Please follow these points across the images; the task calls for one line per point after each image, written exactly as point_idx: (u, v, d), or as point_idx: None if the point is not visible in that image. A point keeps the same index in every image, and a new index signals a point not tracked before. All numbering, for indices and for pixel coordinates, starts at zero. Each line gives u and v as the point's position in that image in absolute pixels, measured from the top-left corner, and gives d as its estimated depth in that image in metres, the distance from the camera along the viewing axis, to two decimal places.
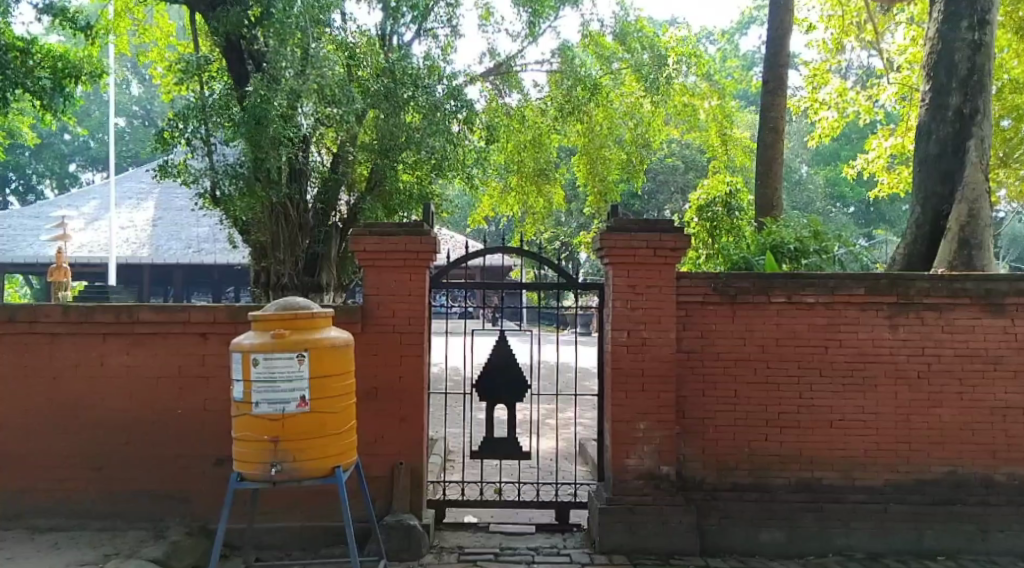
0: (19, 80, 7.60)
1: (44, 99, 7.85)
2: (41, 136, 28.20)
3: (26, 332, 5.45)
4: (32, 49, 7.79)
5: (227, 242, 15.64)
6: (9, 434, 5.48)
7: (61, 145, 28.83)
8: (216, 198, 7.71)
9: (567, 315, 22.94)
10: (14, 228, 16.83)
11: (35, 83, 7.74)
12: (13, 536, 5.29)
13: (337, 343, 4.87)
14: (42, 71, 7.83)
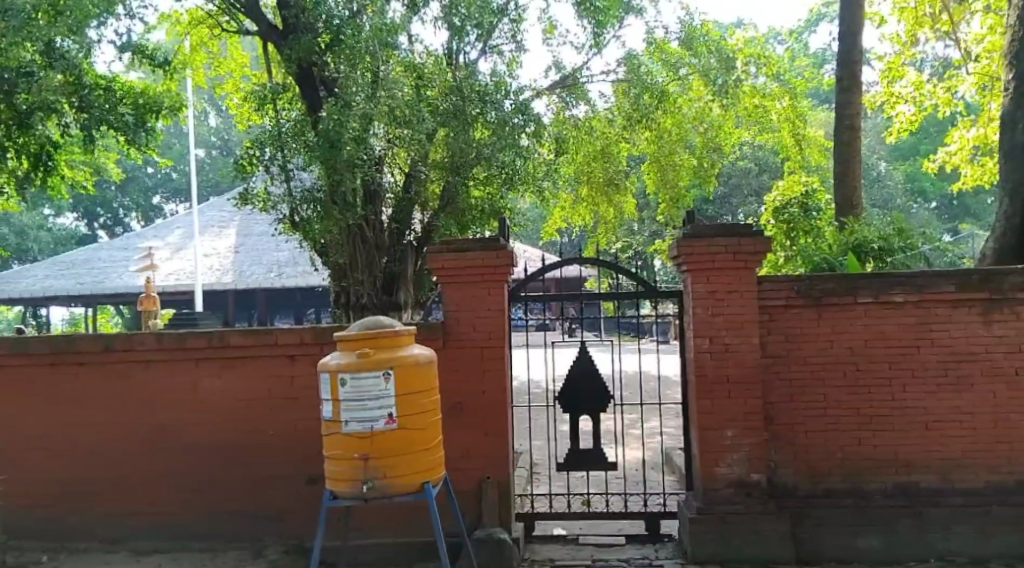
0: (105, 116, 7.88)
1: (128, 135, 8.14)
2: (127, 170, 29.48)
3: (121, 360, 5.61)
4: (116, 86, 8.15)
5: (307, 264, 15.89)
6: (109, 459, 5.64)
7: (144, 178, 30.09)
8: (295, 223, 7.87)
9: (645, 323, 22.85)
10: (105, 261, 17.51)
11: (121, 119, 8.05)
12: (118, 559, 5.43)
13: (421, 359, 4.93)
14: (126, 108, 8.17)
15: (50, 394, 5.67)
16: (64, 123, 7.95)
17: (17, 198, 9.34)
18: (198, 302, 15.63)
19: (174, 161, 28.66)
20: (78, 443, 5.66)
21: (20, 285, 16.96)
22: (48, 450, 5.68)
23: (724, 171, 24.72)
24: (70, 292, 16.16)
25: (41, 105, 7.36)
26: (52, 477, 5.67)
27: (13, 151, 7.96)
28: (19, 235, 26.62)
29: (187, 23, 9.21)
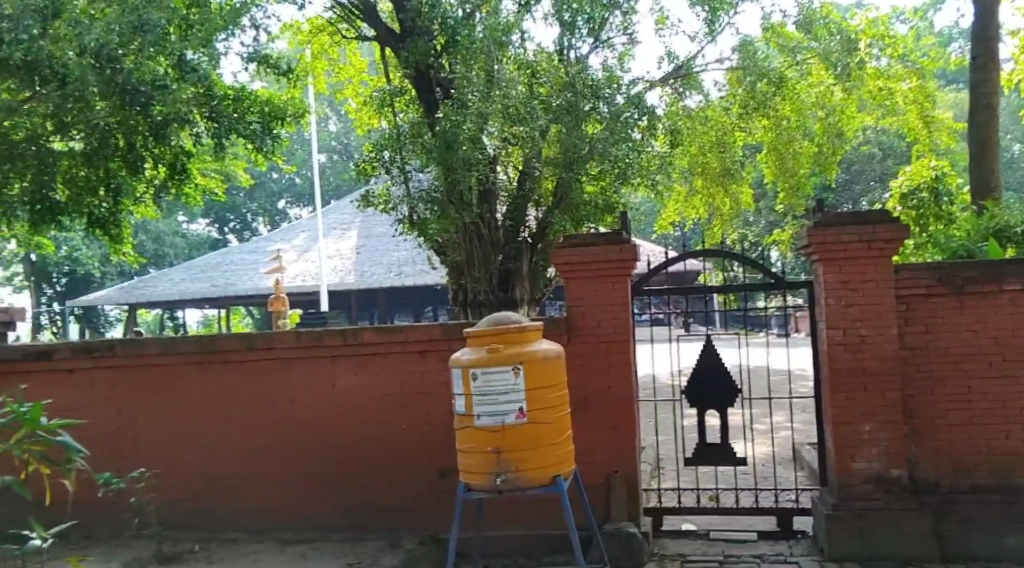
0: (234, 126, 8.29)
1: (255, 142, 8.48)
2: (256, 176, 30.56)
3: (262, 358, 5.49)
4: (242, 97, 8.49)
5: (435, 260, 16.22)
6: (246, 455, 5.51)
7: (271, 185, 31.22)
8: (413, 223, 8.13)
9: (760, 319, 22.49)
10: (235, 264, 18.28)
11: (248, 127, 8.44)
12: (264, 547, 5.28)
13: (549, 354, 4.82)
14: (253, 116, 8.55)
15: (192, 393, 5.55)
16: (195, 132, 8.28)
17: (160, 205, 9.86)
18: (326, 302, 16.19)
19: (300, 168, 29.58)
20: (219, 441, 5.53)
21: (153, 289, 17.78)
22: (192, 448, 5.55)
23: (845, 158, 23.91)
24: (205, 294, 16.89)
25: (174, 116, 7.44)
26: (199, 470, 5.55)
27: (151, 161, 8.45)
28: (157, 241, 26.97)
29: (308, 32, 9.64)
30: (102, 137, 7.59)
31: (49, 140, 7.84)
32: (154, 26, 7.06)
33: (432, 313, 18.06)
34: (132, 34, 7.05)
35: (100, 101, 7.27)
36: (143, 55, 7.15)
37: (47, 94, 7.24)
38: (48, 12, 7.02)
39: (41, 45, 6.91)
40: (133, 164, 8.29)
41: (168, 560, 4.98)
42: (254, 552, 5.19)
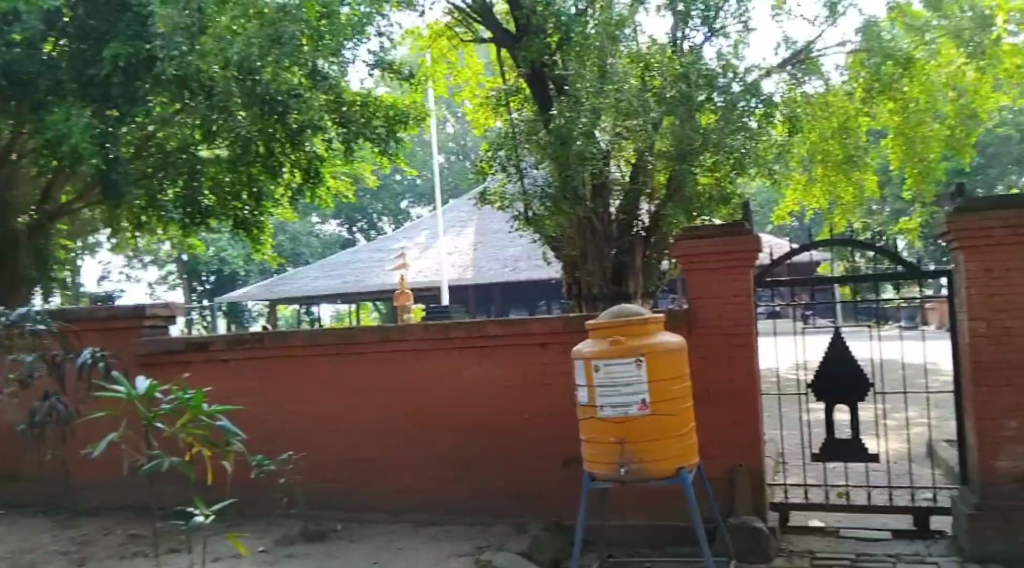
0: (364, 131, 9.42)
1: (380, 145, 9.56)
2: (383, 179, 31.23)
3: (393, 349, 5.70)
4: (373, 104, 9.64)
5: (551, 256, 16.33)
6: (381, 440, 5.75)
7: (396, 186, 31.86)
8: (528, 219, 8.36)
9: (886, 312, 21.66)
10: (366, 261, 18.94)
11: (377, 132, 9.57)
12: (400, 528, 5.50)
13: (671, 347, 4.61)
14: (382, 121, 9.69)
15: (330, 381, 5.81)
16: (327, 138, 9.16)
17: (297, 205, 10.84)
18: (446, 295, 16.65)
19: (418, 169, 30.43)
20: (356, 426, 5.78)
21: (293, 285, 18.75)
22: (332, 432, 5.81)
23: (979, 140, 22.69)
24: (338, 290, 17.65)
25: (308, 123, 8.45)
26: (339, 454, 5.80)
27: (289, 166, 9.12)
28: (295, 241, 28.37)
29: (428, 37, 10.15)
30: (245, 146, 8.37)
31: (198, 147, 8.60)
32: (290, 38, 7.79)
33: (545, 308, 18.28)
34: (269, 46, 7.68)
35: (242, 111, 7.95)
36: (279, 67, 7.85)
37: (196, 105, 8.07)
38: (196, 29, 7.58)
39: (190, 60, 7.49)
40: (272, 169, 8.91)
41: (313, 537, 5.24)
42: (390, 533, 5.40)
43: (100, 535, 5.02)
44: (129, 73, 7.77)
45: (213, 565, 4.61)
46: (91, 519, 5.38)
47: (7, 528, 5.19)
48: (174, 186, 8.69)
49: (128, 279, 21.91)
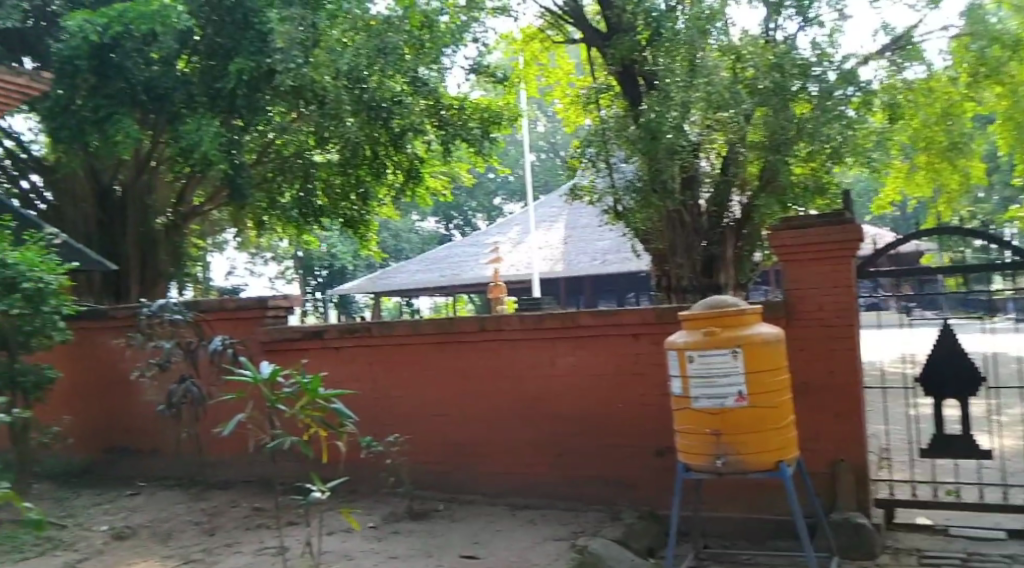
0: (459, 132, 10.52)
1: (476, 144, 10.73)
2: (478, 177, 31.61)
3: (491, 338, 5.95)
4: (468, 107, 10.70)
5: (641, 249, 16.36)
6: (481, 425, 6.02)
7: (490, 184, 32.12)
8: (618, 212, 8.47)
9: None
10: (459, 256, 19.39)
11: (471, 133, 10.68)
12: (498, 511, 5.72)
13: (769, 339, 4.50)
14: (476, 123, 10.76)
15: (434, 368, 6.13)
16: (427, 140, 10.38)
17: (399, 203, 12.38)
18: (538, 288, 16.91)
19: (510, 167, 30.93)
20: (458, 411, 6.07)
21: (398, 278, 19.24)
22: (436, 416, 6.13)
23: None
24: (435, 284, 18.17)
25: (408, 126, 9.76)
26: (444, 437, 6.11)
27: (392, 168, 10.58)
28: (396, 238, 29.24)
29: (521, 41, 10.49)
30: (353, 150, 9.90)
31: (311, 152, 10.08)
32: (392, 48, 9.24)
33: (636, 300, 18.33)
34: (375, 56, 9.15)
35: (352, 118, 9.35)
36: (383, 75, 9.32)
37: (309, 113, 9.49)
38: (309, 43, 8.84)
39: (305, 72, 8.79)
40: None
41: (418, 516, 5.54)
42: (489, 515, 5.63)
43: (228, 508, 5.50)
44: (252, 87, 8.98)
45: (327, 537, 4.96)
46: (219, 492, 5.87)
47: (149, 498, 5.76)
48: (289, 188, 10.35)
49: (252, 274, 23.11)
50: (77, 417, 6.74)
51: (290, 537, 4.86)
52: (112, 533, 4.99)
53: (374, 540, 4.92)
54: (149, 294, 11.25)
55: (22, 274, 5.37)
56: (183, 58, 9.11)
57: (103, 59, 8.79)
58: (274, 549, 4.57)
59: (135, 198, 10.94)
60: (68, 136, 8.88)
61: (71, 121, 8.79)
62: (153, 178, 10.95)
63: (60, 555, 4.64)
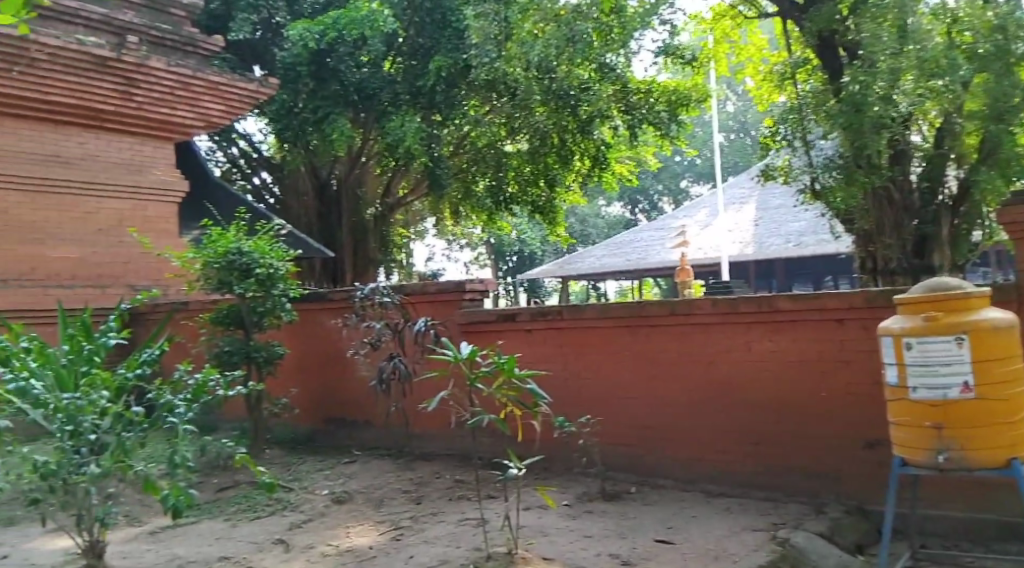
0: (646, 116, 11.22)
1: (663, 127, 11.34)
2: (662, 160, 31.27)
3: (684, 322, 5.81)
4: (655, 90, 11.23)
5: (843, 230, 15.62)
6: (673, 410, 5.89)
7: (675, 166, 31.39)
8: (817, 191, 8.05)
9: None
10: (645, 240, 19.15)
11: (657, 116, 11.23)
12: (692, 497, 5.59)
13: (1000, 325, 4.08)
14: (662, 105, 11.29)
15: (625, 352, 6.10)
16: (614, 125, 11.40)
17: (586, 189, 12.99)
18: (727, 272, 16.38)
19: (697, 149, 30.11)
20: (650, 395, 5.99)
21: (585, 262, 19.34)
22: (628, 399, 6.09)
23: None
24: (620, 267, 18.12)
25: (596, 112, 10.79)
26: (635, 421, 6.05)
27: (580, 154, 11.58)
28: (582, 223, 29.42)
29: (711, 19, 10.26)
30: (542, 138, 11.26)
31: (503, 143, 11.77)
32: (581, 36, 9.73)
33: (834, 283, 17.35)
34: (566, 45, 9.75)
35: (540, 109, 10.81)
36: (572, 64, 10.16)
37: (501, 106, 11.00)
38: (501, 37, 9.90)
39: (497, 65, 9.99)
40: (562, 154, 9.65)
41: (611, 497, 5.58)
42: (683, 500, 5.51)
43: (433, 479, 5.84)
44: (450, 83, 10.51)
45: (524, 512, 5.13)
46: (425, 463, 6.25)
47: (363, 467, 6.25)
48: (482, 177, 12.15)
49: (448, 260, 24.19)
50: (300, 389, 7.44)
51: (489, 510, 5.07)
52: (333, 497, 5.46)
53: (569, 518, 5.02)
54: (361, 278, 12.90)
55: (254, 261, 6.10)
56: (389, 59, 10.58)
57: (320, 63, 10.05)
58: (475, 520, 4.79)
59: (350, 191, 12.55)
60: (292, 136, 10.37)
61: (294, 122, 10.22)
62: (363, 172, 12.53)
63: (290, 515, 5.16)
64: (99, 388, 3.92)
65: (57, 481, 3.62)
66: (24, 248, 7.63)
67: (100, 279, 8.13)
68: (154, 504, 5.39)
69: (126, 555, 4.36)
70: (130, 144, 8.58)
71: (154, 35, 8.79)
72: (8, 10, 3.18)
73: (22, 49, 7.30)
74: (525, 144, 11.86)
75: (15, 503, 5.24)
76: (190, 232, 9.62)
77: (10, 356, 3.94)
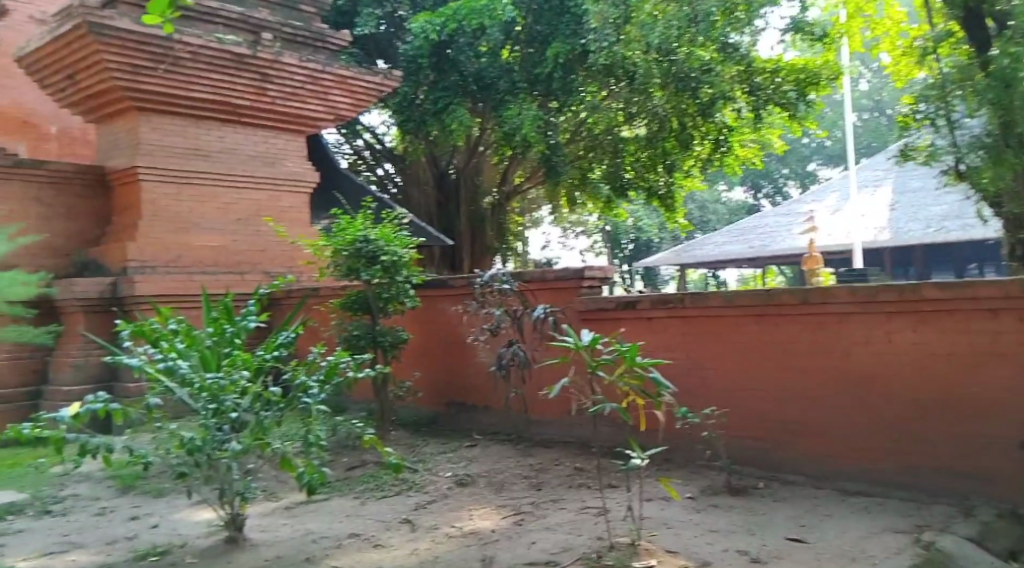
0: (771, 97, 10.86)
1: (790, 107, 10.90)
2: (789, 143, 29.93)
3: (818, 311, 5.54)
4: (779, 68, 10.89)
5: (992, 214, 14.59)
6: (804, 403, 5.60)
7: (803, 149, 29.89)
8: (963, 172, 7.50)
9: None
10: (770, 226, 18.40)
11: (784, 96, 10.86)
12: (826, 494, 5.29)
13: None
14: (788, 85, 10.89)
15: (752, 342, 5.85)
16: (737, 107, 11.06)
17: (707, 174, 12.66)
18: (860, 259, 15.53)
19: (827, 130, 28.60)
20: (779, 387, 5.72)
21: (706, 250, 18.80)
22: (755, 391, 5.83)
23: None
24: (743, 254, 17.51)
25: (718, 94, 10.53)
26: (762, 414, 5.79)
27: (700, 136, 11.29)
28: (703, 209, 28.62)
29: None
30: (662, 123, 11.07)
31: (620, 128, 11.54)
32: (704, 16, 10.02)
33: (978, 270, 16.21)
34: (686, 25, 10.06)
35: (659, 93, 10.72)
36: (692, 45, 10.27)
37: (619, 91, 10.96)
38: (619, 20, 10.12)
39: (616, 49, 10.13)
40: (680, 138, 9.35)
41: (737, 491, 5.38)
42: (816, 498, 5.24)
43: (553, 465, 5.85)
44: (567, 71, 10.47)
45: (647, 503, 5.06)
46: (544, 450, 6.27)
47: (484, 451, 6.32)
48: (600, 164, 11.86)
49: (563, 248, 24.12)
50: (422, 373, 7.61)
51: (610, 499, 5.01)
52: (456, 480, 5.56)
53: (693, 511, 4.90)
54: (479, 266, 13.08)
55: (379, 249, 6.28)
56: (506, 47, 10.65)
57: (440, 55, 10.28)
58: (597, 509, 4.76)
59: (468, 180, 12.77)
60: (414, 126, 10.59)
61: (416, 113, 10.47)
62: (480, 162, 12.70)
63: (414, 495, 5.29)
64: (239, 368, 4.14)
65: (202, 456, 3.85)
66: (172, 237, 8.15)
67: (239, 266, 8.58)
68: (288, 481, 5.65)
69: (264, 528, 4.59)
70: (265, 137, 8.99)
71: (286, 32, 9.15)
72: (154, 11, 3.36)
73: (168, 49, 7.86)
74: (642, 129, 11.66)
75: (165, 475, 5.62)
76: (319, 221, 10.02)
77: (160, 338, 4.19)
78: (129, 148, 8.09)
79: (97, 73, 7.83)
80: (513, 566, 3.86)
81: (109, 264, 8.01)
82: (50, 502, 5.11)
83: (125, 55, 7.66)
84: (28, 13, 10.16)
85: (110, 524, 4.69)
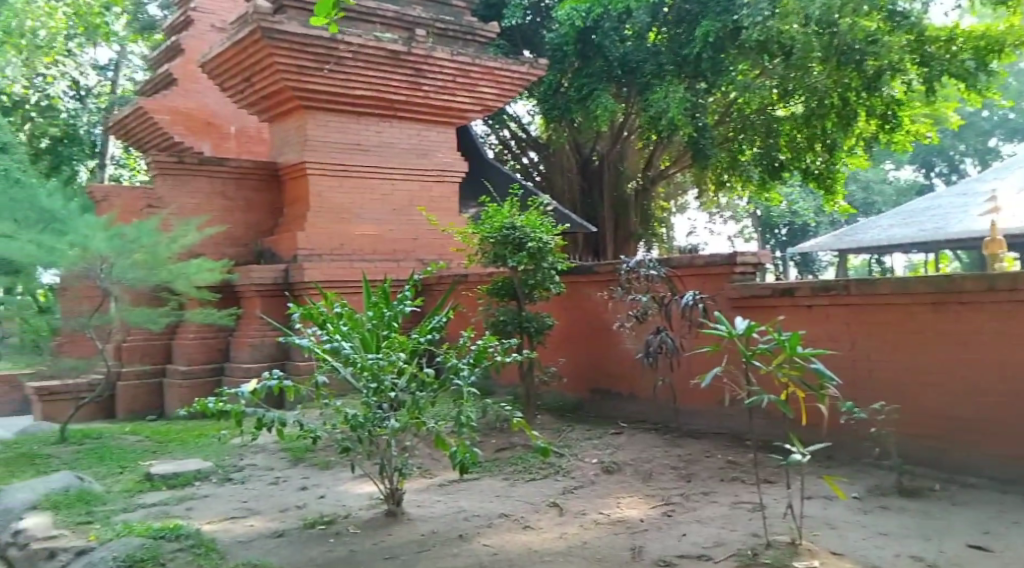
0: (947, 67, 10.08)
1: (968, 77, 10.14)
2: (965, 116, 27.53)
3: (1006, 300, 5.05)
4: (955, 36, 10.11)
5: None
6: (989, 400, 5.15)
7: (982, 123, 27.38)
8: None
9: None
10: (943, 207, 17.05)
11: (961, 65, 10.09)
12: (1013, 500, 4.84)
13: None
14: (967, 53, 10.13)
15: (929, 333, 5.46)
16: (907, 80, 10.33)
17: (871, 151, 12.02)
18: None
19: (1012, 100, 26.02)
20: (960, 382, 5.30)
21: (868, 234, 17.73)
22: (933, 386, 5.44)
23: None
24: (911, 238, 16.33)
25: (885, 67, 9.89)
26: (941, 411, 5.39)
27: (865, 112, 10.72)
28: (865, 190, 26.93)
29: None
30: (821, 100, 10.57)
31: (774, 107, 11.31)
32: None
33: None
34: None
35: (818, 66, 10.17)
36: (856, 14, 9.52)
37: (773, 67, 10.44)
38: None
39: (771, 24, 9.40)
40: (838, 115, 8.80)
41: (908, 493, 5.05)
42: (1000, 503, 4.82)
43: (704, 457, 5.75)
44: (718, 48, 10.12)
45: (807, 501, 4.87)
46: (694, 441, 6.17)
47: (631, 439, 6.31)
48: (751, 146, 11.72)
49: (711, 233, 23.51)
50: (567, 359, 7.68)
51: (766, 495, 4.87)
52: (604, 467, 5.58)
53: (858, 512, 4.67)
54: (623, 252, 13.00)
55: (526, 235, 6.39)
56: (654, 30, 10.53)
57: (586, 41, 10.34)
58: (751, 505, 4.64)
59: (612, 166, 12.78)
60: (559, 114, 10.69)
61: (560, 100, 10.62)
62: (624, 147, 12.64)
63: (563, 480, 5.36)
64: (397, 350, 4.36)
65: (364, 433, 4.08)
66: (333, 228, 8.63)
67: (395, 254, 8.95)
68: (442, 459, 5.88)
69: (421, 504, 4.80)
70: (418, 130, 9.32)
71: (438, 27, 9.44)
72: (320, 13, 3.58)
73: (331, 49, 8.30)
74: (798, 108, 11.22)
75: (331, 449, 5.99)
76: (467, 209, 10.29)
77: (326, 320, 4.47)
78: (297, 145, 8.65)
79: (268, 76, 8.39)
80: (666, 558, 3.83)
81: (279, 254, 8.61)
82: (231, 470, 5.59)
83: (293, 57, 8.17)
84: (209, 21, 10.98)
85: (283, 493, 5.06)
